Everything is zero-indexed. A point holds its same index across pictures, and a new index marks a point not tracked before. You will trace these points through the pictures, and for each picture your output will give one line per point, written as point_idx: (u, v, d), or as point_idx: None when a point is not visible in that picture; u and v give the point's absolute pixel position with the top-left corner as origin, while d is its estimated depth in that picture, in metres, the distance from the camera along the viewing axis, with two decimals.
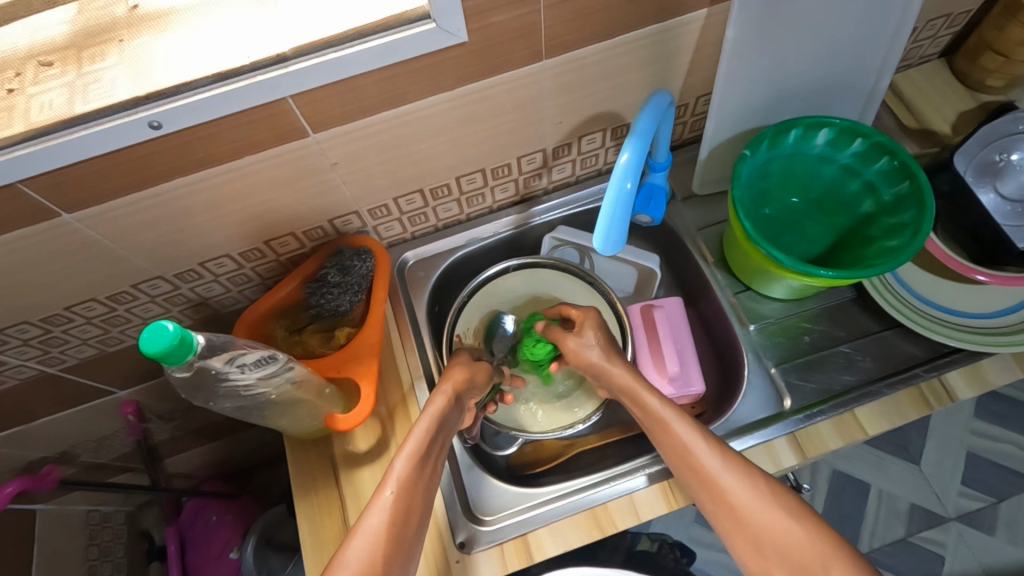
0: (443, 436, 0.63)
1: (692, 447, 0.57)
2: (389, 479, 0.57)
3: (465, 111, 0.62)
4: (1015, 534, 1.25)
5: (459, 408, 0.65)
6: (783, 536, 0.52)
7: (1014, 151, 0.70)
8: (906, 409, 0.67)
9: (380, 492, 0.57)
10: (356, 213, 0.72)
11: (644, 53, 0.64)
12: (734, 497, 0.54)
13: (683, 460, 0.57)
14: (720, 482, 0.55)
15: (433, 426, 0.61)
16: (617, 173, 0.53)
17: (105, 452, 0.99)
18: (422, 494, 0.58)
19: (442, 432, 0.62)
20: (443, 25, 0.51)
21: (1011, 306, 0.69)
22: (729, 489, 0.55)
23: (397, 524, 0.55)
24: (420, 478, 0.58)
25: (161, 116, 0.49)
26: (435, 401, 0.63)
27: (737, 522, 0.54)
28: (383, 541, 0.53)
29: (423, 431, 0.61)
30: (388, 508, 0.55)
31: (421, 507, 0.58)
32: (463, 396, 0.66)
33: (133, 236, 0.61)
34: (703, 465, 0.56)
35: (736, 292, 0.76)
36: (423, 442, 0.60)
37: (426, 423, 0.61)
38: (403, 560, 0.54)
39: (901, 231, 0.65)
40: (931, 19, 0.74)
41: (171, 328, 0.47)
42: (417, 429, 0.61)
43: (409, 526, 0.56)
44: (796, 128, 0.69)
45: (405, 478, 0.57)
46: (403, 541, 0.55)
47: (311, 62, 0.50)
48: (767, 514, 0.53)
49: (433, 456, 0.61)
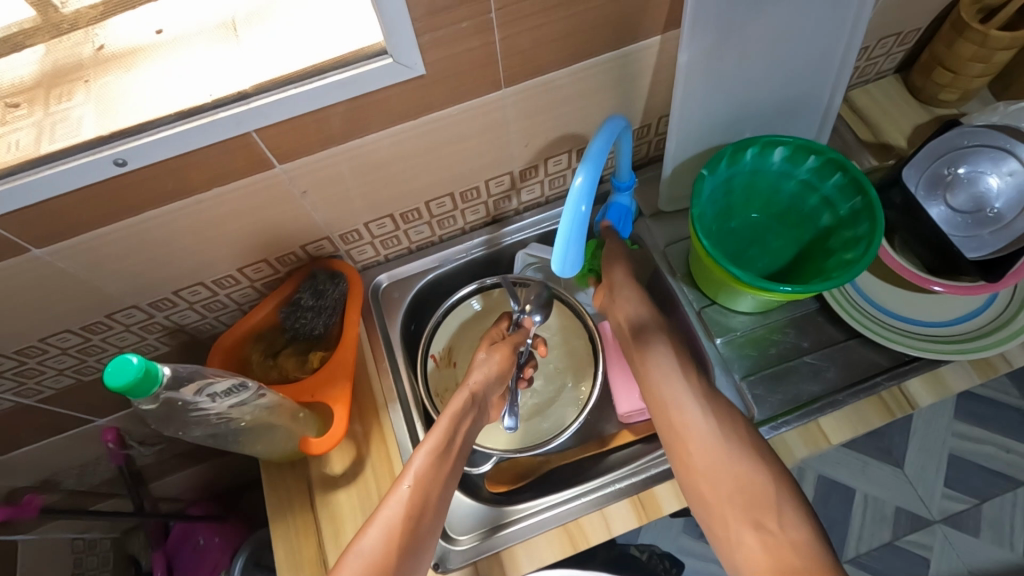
0: (465, 434, 0.66)
1: (676, 397, 0.64)
2: (407, 473, 0.60)
3: (430, 138, 0.64)
4: (1000, 534, 1.26)
5: (478, 409, 0.69)
6: (743, 480, 0.59)
7: (962, 164, 0.72)
8: (870, 417, 0.68)
9: (398, 484, 0.60)
10: (328, 237, 0.73)
11: (603, 78, 0.66)
12: (702, 439, 0.61)
13: (663, 406, 0.64)
14: (688, 424, 0.62)
15: (455, 423, 0.65)
16: (572, 197, 0.53)
17: (89, 478, 0.99)
18: (441, 490, 0.61)
19: (463, 431, 0.65)
20: (400, 59, 0.53)
21: (963, 315, 0.72)
22: (704, 434, 0.61)
23: (413, 517, 0.58)
24: (442, 471, 0.61)
25: (126, 153, 0.51)
26: (455, 402, 0.66)
27: (704, 461, 0.60)
28: (399, 528, 0.57)
29: (447, 424, 0.64)
30: (404, 501, 0.59)
31: (436, 506, 0.60)
32: (479, 399, 0.69)
33: (105, 267, 0.62)
34: (676, 412, 0.63)
35: (703, 306, 0.78)
36: (445, 439, 0.63)
37: (445, 429, 0.64)
38: (414, 554, 0.58)
39: (856, 244, 0.67)
40: (882, 37, 0.77)
41: (135, 361, 0.48)
42: (437, 430, 0.64)
43: (423, 520, 0.59)
44: (753, 146, 0.70)
45: (426, 472, 0.61)
46: (417, 532, 0.58)
47: (272, 98, 0.52)
48: (739, 460, 0.59)
49: (453, 457, 0.63)
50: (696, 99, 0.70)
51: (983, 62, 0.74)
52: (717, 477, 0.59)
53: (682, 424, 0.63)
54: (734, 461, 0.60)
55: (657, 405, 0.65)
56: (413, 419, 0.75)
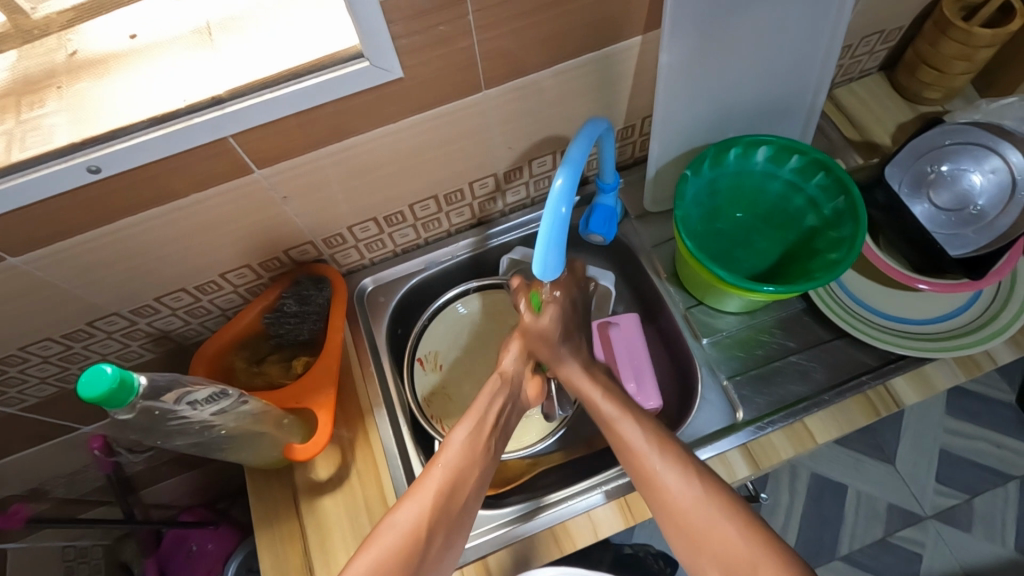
0: (499, 415, 0.65)
1: (635, 444, 0.59)
2: (445, 450, 0.60)
3: (411, 141, 0.64)
4: (992, 530, 1.27)
5: (512, 389, 0.67)
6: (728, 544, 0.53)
7: (945, 163, 0.72)
8: (855, 415, 0.68)
9: (432, 463, 0.59)
10: (311, 242, 0.73)
11: (585, 80, 0.66)
12: (671, 493, 0.56)
13: (627, 456, 0.59)
14: (653, 471, 0.57)
15: (490, 403, 0.64)
16: (552, 198, 0.52)
17: (79, 486, 0.98)
18: (475, 471, 0.60)
19: (496, 412, 0.64)
20: (377, 62, 0.52)
21: (946, 313, 0.72)
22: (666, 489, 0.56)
23: (444, 494, 0.57)
24: (478, 447, 0.61)
25: (100, 160, 0.50)
26: (491, 383, 0.66)
27: (675, 516, 0.56)
28: (432, 504, 0.56)
29: (483, 404, 0.64)
30: (438, 477, 0.57)
31: (471, 484, 0.59)
32: (515, 378, 0.68)
33: (83, 275, 0.62)
34: (641, 462, 0.58)
35: (689, 306, 0.77)
36: (480, 417, 0.63)
37: (481, 407, 0.64)
38: (445, 532, 0.56)
39: (841, 245, 0.67)
40: (866, 35, 0.77)
41: (110, 371, 0.47)
42: (474, 411, 0.63)
43: (455, 498, 0.57)
44: (736, 146, 0.71)
45: (463, 450, 0.60)
46: (450, 510, 0.57)
47: (246, 103, 0.51)
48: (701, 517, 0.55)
49: (488, 436, 0.62)
50: (678, 100, 0.69)
51: (966, 60, 0.74)
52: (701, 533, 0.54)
53: (649, 471, 0.58)
54: (697, 520, 0.55)
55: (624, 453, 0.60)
56: (400, 423, 0.74)
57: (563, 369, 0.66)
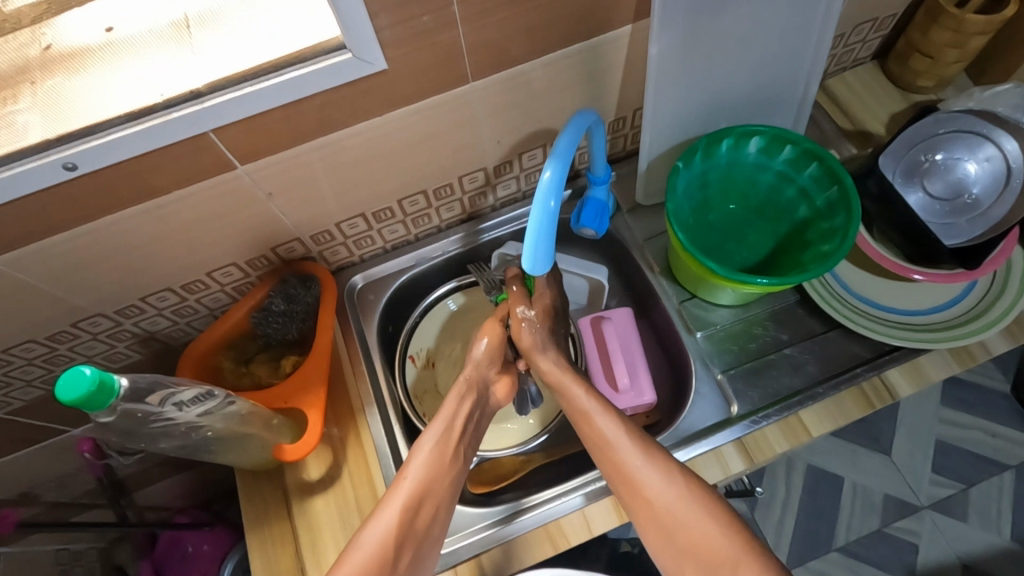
0: (466, 420, 0.63)
1: (614, 441, 0.58)
2: (409, 464, 0.58)
3: (397, 136, 0.62)
4: (987, 519, 1.27)
5: (477, 391, 0.65)
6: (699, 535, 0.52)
7: (939, 151, 0.72)
8: (849, 408, 0.68)
9: (399, 478, 0.57)
10: (298, 239, 0.71)
11: (574, 71, 0.65)
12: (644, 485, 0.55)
13: (601, 449, 0.58)
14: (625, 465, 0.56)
15: (457, 408, 0.62)
16: (540, 192, 0.51)
17: (70, 489, 0.97)
18: (444, 480, 0.58)
19: (463, 415, 0.62)
20: (360, 54, 0.51)
21: (941, 304, 0.71)
22: (638, 477, 0.55)
23: (411, 508, 0.55)
24: (446, 457, 0.59)
25: (76, 157, 0.49)
26: (457, 385, 0.64)
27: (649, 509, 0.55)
28: (398, 520, 0.54)
29: (450, 409, 0.62)
30: (404, 492, 0.56)
31: (441, 496, 0.58)
32: (481, 379, 0.66)
33: (63, 276, 0.60)
34: (616, 455, 0.57)
35: (682, 300, 0.77)
36: (447, 425, 0.61)
37: (446, 417, 0.61)
38: (414, 547, 0.55)
39: (833, 235, 0.66)
40: (859, 23, 0.76)
41: (89, 373, 0.47)
42: (438, 422, 0.61)
43: (422, 512, 0.56)
44: (728, 137, 0.70)
45: (429, 461, 0.58)
46: (415, 526, 0.55)
47: (225, 97, 0.50)
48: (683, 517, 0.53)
49: (456, 443, 0.61)
50: (668, 91, 0.68)
51: (959, 47, 0.73)
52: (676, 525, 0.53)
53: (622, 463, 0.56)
54: (673, 513, 0.53)
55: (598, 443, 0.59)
56: (391, 421, 0.74)
57: (542, 362, 0.65)
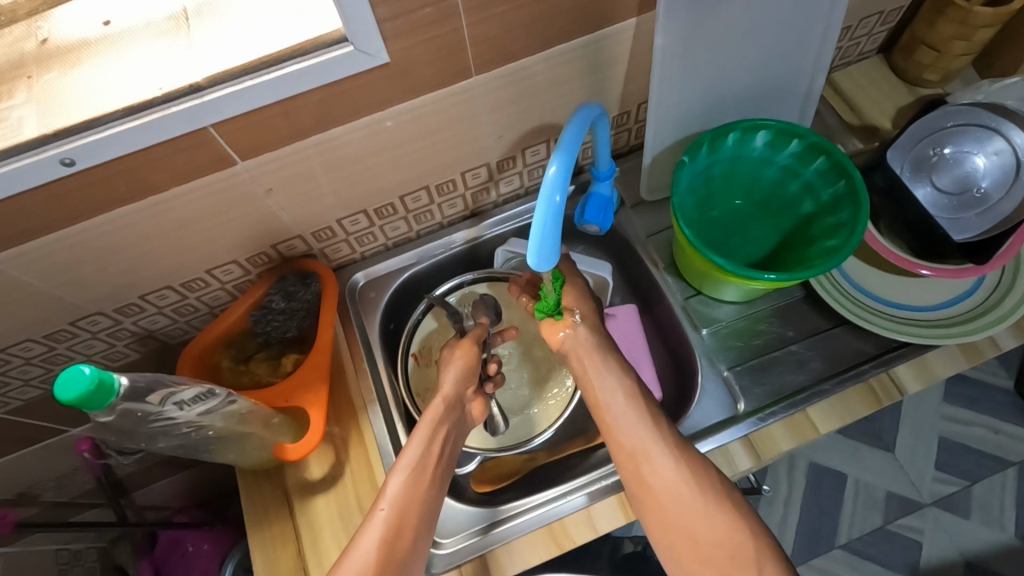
0: (443, 444, 0.62)
1: (635, 431, 0.58)
2: (383, 497, 0.57)
3: (399, 131, 0.62)
4: (991, 516, 1.27)
5: (454, 412, 0.65)
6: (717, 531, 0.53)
7: (947, 145, 0.71)
8: (856, 405, 0.67)
9: (375, 509, 0.57)
10: (299, 236, 0.70)
11: (578, 65, 0.64)
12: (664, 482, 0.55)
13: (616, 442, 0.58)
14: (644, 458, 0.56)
15: (432, 433, 0.62)
16: (546, 186, 0.50)
17: (68, 490, 0.96)
18: (422, 505, 0.57)
19: (440, 441, 0.62)
20: (362, 47, 0.50)
21: (948, 299, 0.71)
22: (659, 473, 0.55)
23: (390, 538, 0.55)
24: (421, 483, 0.58)
25: (73, 152, 0.48)
26: (431, 410, 0.63)
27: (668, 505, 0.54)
28: (376, 552, 0.53)
29: (423, 435, 0.61)
30: (381, 522, 0.55)
31: (418, 522, 0.57)
32: (456, 401, 0.66)
33: (62, 274, 0.59)
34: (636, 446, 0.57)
35: (687, 296, 0.76)
36: (420, 455, 0.59)
37: (418, 446, 0.60)
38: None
39: (840, 230, 0.65)
40: (864, 16, 0.75)
41: (88, 371, 0.46)
42: (411, 445, 0.60)
43: (401, 539, 0.55)
44: (734, 131, 0.69)
45: (404, 488, 0.57)
46: (398, 553, 0.55)
47: (225, 91, 0.49)
48: (693, 511, 0.54)
49: (432, 468, 0.60)
50: (673, 85, 0.68)
51: (966, 40, 0.72)
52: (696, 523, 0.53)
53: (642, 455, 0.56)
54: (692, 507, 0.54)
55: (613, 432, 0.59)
56: (394, 418, 0.73)
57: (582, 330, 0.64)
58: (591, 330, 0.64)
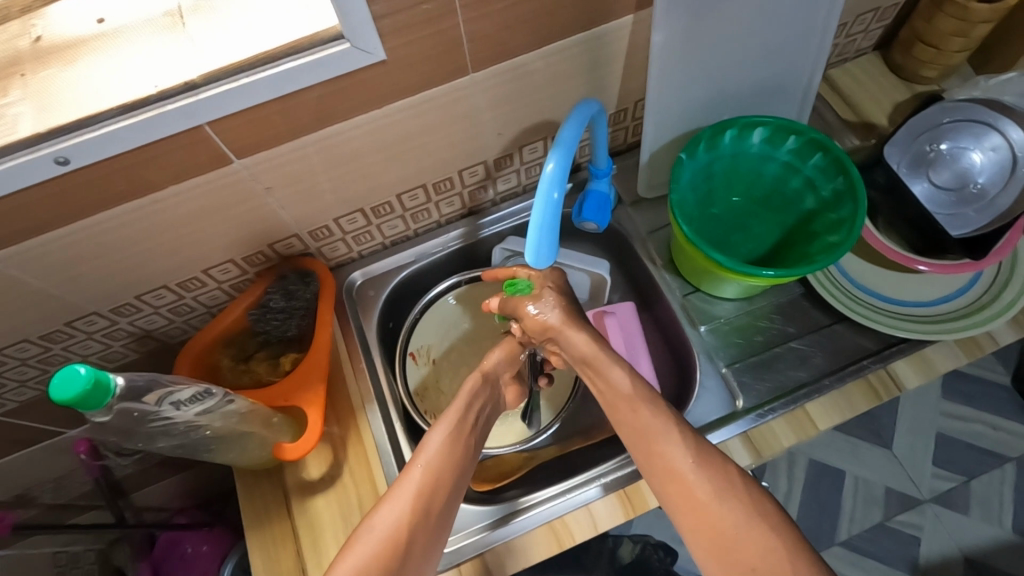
0: (478, 414, 0.63)
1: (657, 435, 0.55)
2: (421, 453, 0.58)
3: (396, 129, 0.61)
4: (990, 511, 1.27)
5: (491, 389, 0.67)
6: (748, 535, 0.49)
7: (944, 141, 0.71)
8: (857, 401, 0.67)
9: (409, 466, 0.57)
10: (297, 235, 0.70)
11: (576, 62, 0.64)
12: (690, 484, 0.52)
13: (644, 445, 0.56)
14: (668, 459, 0.54)
15: (469, 403, 0.63)
16: (543, 183, 0.50)
17: (66, 491, 0.95)
18: (456, 470, 0.58)
19: (475, 410, 0.63)
20: (358, 43, 0.50)
21: (947, 295, 0.71)
22: (686, 472, 0.53)
23: (424, 495, 0.55)
24: (458, 448, 0.59)
25: (68, 151, 0.48)
26: (469, 380, 0.65)
27: (695, 508, 0.52)
28: (409, 508, 0.53)
29: (460, 403, 0.63)
30: (415, 479, 0.55)
31: (449, 486, 0.56)
32: (495, 380, 0.68)
33: (58, 273, 0.59)
34: (663, 452, 0.54)
35: (686, 294, 0.76)
36: (460, 416, 0.61)
37: (458, 407, 0.62)
38: (426, 535, 0.54)
39: (840, 226, 0.65)
40: (862, 12, 0.75)
41: (84, 371, 0.45)
42: (450, 412, 0.61)
43: (434, 499, 0.55)
44: (732, 128, 0.69)
45: (442, 450, 0.58)
46: (429, 515, 0.54)
47: (220, 88, 0.49)
48: (722, 507, 0.51)
49: (468, 433, 0.61)
50: (671, 82, 0.68)
51: (963, 36, 0.72)
52: (729, 525, 0.50)
53: (669, 455, 0.54)
54: (718, 510, 0.51)
55: (639, 436, 0.56)
56: (392, 418, 0.73)
57: (574, 337, 0.64)
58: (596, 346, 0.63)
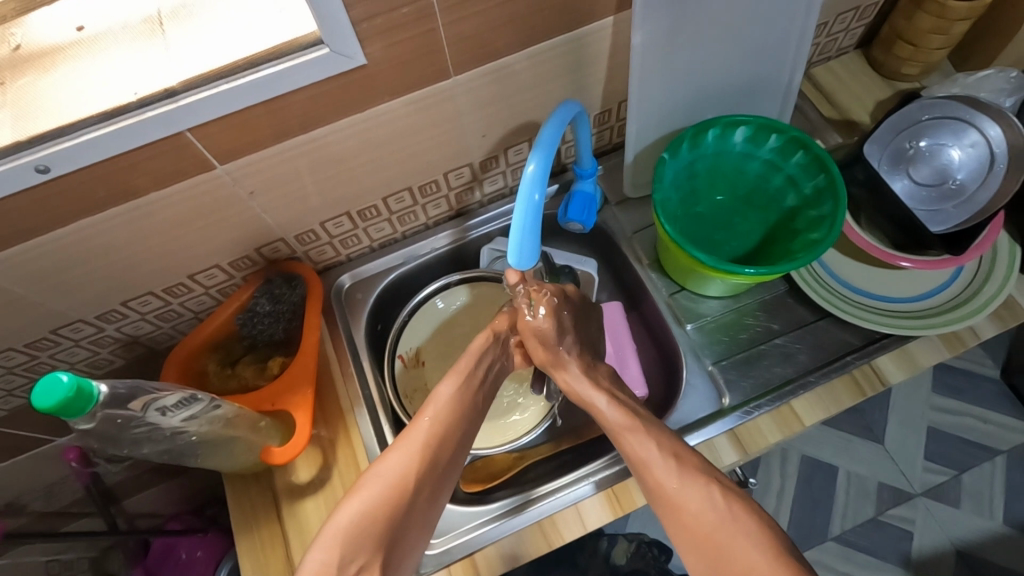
0: (487, 370, 0.63)
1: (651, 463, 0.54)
2: (431, 403, 0.58)
3: (379, 132, 0.62)
4: (981, 504, 1.28)
5: (501, 348, 0.65)
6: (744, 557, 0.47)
7: (924, 138, 0.72)
8: (841, 396, 0.68)
9: (420, 416, 0.57)
10: (283, 239, 0.70)
11: (558, 64, 0.65)
12: (682, 508, 0.51)
13: (641, 470, 0.55)
14: (661, 480, 0.53)
15: (480, 358, 0.62)
16: (525, 184, 0.51)
17: (57, 499, 0.93)
18: (461, 425, 0.58)
19: (485, 365, 0.63)
20: (337, 48, 0.50)
21: (929, 290, 0.71)
22: (678, 497, 0.52)
23: (432, 444, 0.55)
24: (465, 403, 0.59)
25: (48, 159, 0.48)
26: (479, 339, 0.63)
27: (691, 531, 0.50)
28: (416, 457, 0.54)
29: (471, 357, 0.62)
30: (423, 430, 0.55)
31: (455, 439, 0.57)
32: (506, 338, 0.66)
33: (42, 281, 0.59)
34: (657, 480, 0.53)
35: (672, 292, 0.77)
36: (471, 367, 0.61)
37: (469, 360, 0.62)
38: (432, 487, 0.54)
39: (821, 223, 0.66)
40: (842, 11, 0.75)
41: (66, 379, 0.46)
42: (462, 365, 0.61)
43: (440, 451, 0.56)
44: (714, 127, 0.70)
45: (451, 402, 0.58)
46: (436, 464, 0.55)
47: (200, 95, 0.49)
48: (720, 527, 0.49)
49: (477, 387, 0.61)
50: (653, 83, 0.68)
51: (942, 34, 0.73)
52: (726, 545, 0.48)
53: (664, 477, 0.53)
54: (713, 530, 0.49)
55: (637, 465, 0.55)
56: (381, 420, 0.73)
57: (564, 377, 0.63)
58: (585, 371, 0.63)
